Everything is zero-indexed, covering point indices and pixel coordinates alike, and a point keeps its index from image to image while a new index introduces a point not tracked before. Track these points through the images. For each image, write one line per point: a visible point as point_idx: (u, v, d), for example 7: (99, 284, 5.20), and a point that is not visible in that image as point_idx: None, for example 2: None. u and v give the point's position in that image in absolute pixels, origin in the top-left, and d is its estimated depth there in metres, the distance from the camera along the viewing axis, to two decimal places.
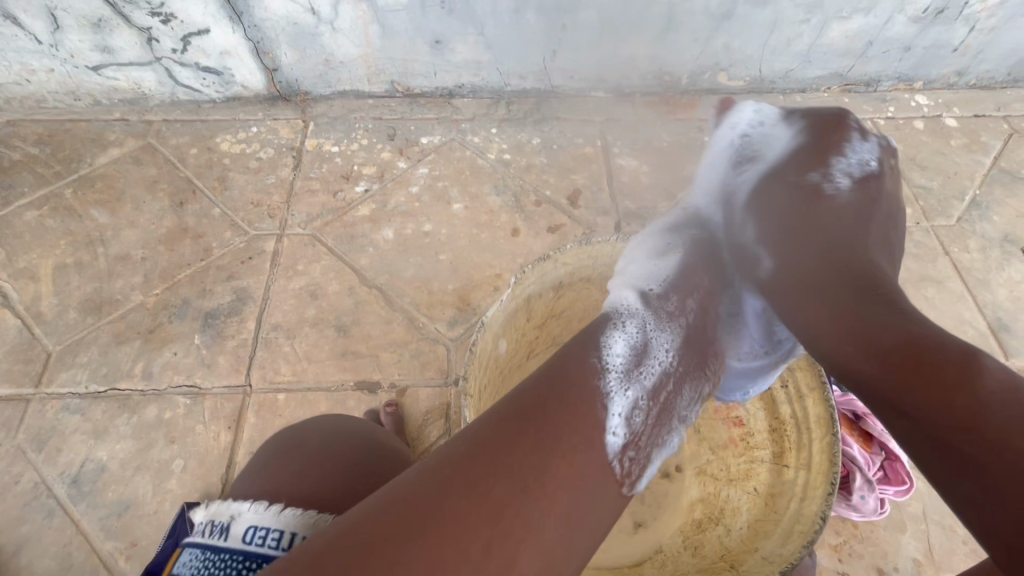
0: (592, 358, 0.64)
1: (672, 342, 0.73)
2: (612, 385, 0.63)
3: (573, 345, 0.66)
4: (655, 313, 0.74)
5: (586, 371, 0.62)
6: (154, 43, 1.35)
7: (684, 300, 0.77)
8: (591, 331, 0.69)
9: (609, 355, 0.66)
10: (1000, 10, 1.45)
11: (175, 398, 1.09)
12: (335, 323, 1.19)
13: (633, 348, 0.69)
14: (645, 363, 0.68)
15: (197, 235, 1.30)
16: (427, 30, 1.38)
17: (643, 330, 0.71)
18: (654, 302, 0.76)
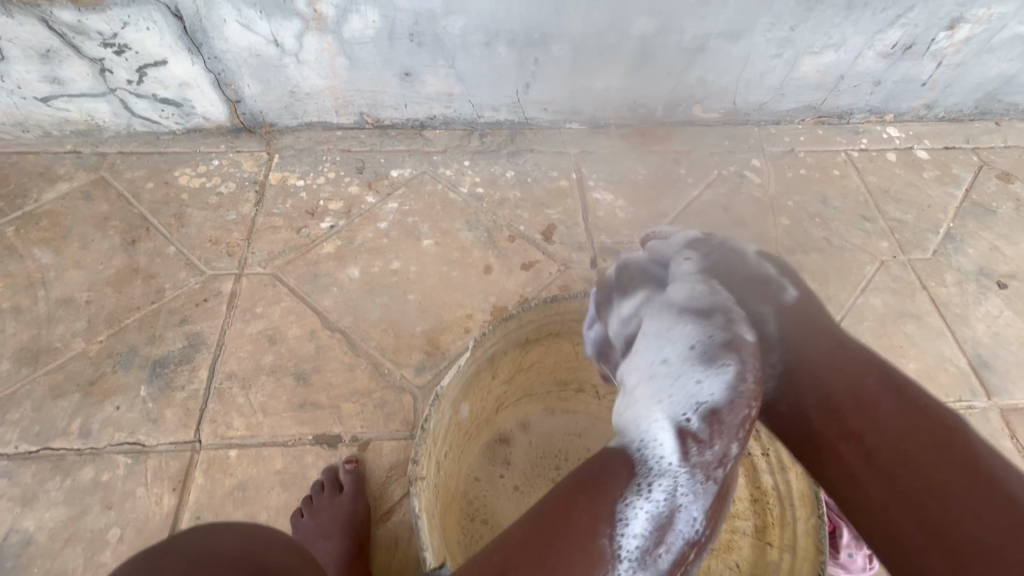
0: (598, 537, 0.59)
1: (695, 481, 0.67)
2: (619, 573, 0.59)
3: (584, 513, 0.61)
4: (679, 464, 0.68)
5: (583, 546, 0.58)
6: (108, 74, 1.29)
7: (699, 417, 0.70)
8: (608, 490, 0.64)
9: (622, 536, 0.61)
10: (966, 46, 1.47)
11: (115, 458, 1.01)
12: (295, 370, 1.12)
13: (620, 448, 0.69)
14: (667, 533, 0.64)
15: (148, 276, 1.23)
16: (396, 62, 1.35)
17: (666, 492, 0.65)
18: (686, 442, 0.69)
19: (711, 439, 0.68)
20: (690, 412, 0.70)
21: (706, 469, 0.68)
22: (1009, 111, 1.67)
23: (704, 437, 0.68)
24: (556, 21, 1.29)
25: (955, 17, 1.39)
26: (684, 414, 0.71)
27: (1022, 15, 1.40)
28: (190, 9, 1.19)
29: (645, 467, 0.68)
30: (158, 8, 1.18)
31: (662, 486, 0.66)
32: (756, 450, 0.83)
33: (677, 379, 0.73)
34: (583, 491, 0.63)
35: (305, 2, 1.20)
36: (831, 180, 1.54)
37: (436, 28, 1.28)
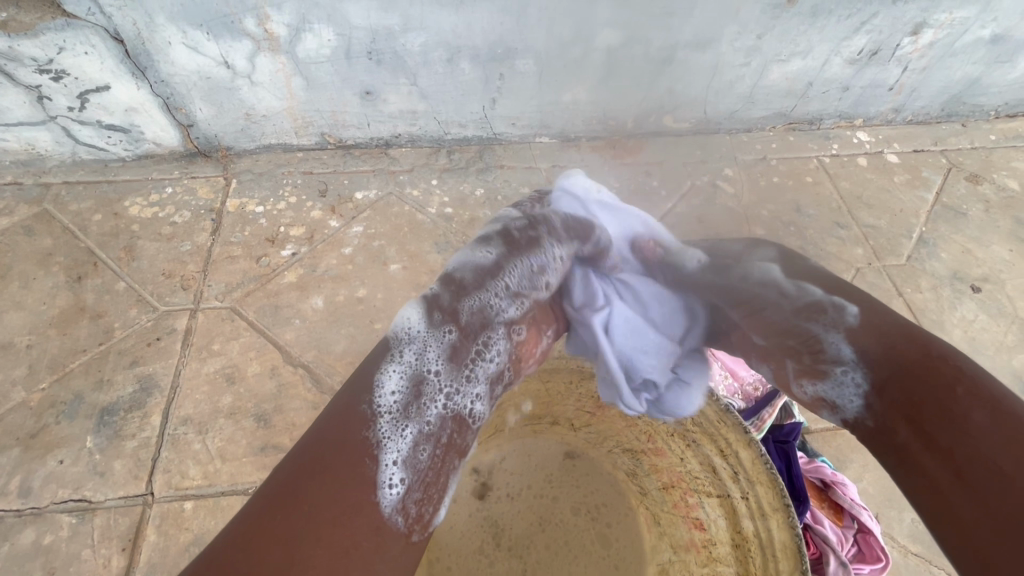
0: (359, 407, 0.63)
1: (442, 351, 0.72)
2: (383, 432, 0.63)
3: (339, 400, 0.64)
4: (435, 334, 0.72)
5: (347, 424, 0.61)
6: (46, 101, 1.21)
7: (462, 302, 0.74)
8: (364, 372, 0.68)
9: (379, 397, 0.65)
10: (930, 50, 1.47)
11: (58, 518, 0.94)
12: (255, 412, 1.06)
13: (408, 379, 0.69)
14: (426, 394, 0.69)
15: (95, 314, 1.15)
16: (355, 81, 1.30)
17: (419, 361, 0.71)
18: (439, 317, 0.73)
19: (486, 317, 0.75)
20: (438, 292, 0.75)
21: (453, 349, 0.72)
22: (974, 112, 1.68)
23: (476, 297, 0.75)
24: (518, 35, 1.25)
25: (919, 22, 1.39)
26: (436, 292, 0.75)
27: (983, 18, 1.41)
28: (131, 32, 1.13)
29: (400, 342, 0.71)
30: (96, 32, 1.11)
31: (427, 365, 0.71)
32: (736, 492, 0.70)
33: (455, 274, 0.77)
34: (352, 383, 0.66)
35: (255, 22, 1.14)
36: (804, 187, 1.52)
37: (395, 46, 1.24)
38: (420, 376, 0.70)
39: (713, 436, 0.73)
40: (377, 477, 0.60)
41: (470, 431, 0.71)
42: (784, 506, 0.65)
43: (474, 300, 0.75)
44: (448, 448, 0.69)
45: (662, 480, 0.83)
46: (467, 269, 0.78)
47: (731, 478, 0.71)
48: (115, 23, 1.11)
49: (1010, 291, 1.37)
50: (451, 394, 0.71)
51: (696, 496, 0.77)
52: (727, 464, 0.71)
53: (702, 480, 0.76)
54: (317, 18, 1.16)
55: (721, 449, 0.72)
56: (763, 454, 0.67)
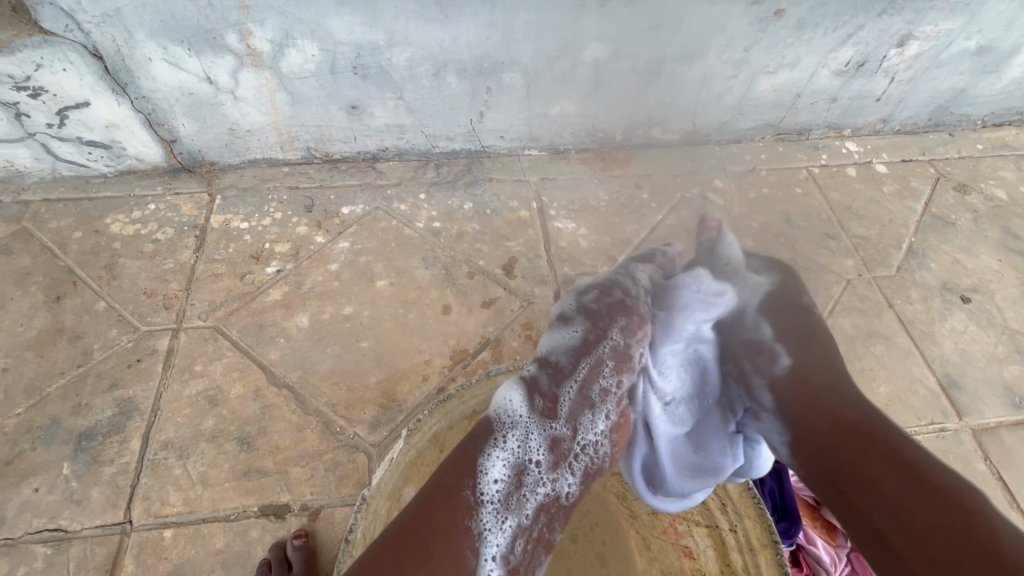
0: (466, 493, 0.66)
1: (545, 441, 0.75)
2: (486, 521, 0.66)
3: (450, 473, 0.67)
4: (540, 421, 0.75)
5: (453, 509, 0.64)
6: (24, 118, 1.19)
7: (562, 386, 0.78)
8: (471, 453, 0.70)
9: (484, 483, 0.68)
10: (917, 62, 1.48)
11: (33, 549, 0.92)
12: (238, 434, 1.04)
13: (512, 466, 0.71)
14: (527, 483, 0.72)
15: (74, 336, 1.13)
16: (340, 95, 1.28)
17: (521, 449, 0.73)
18: (541, 402, 0.76)
19: (581, 418, 0.77)
20: (539, 377, 0.79)
21: (557, 445, 0.75)
22: (961, 121, 1.69)
23: (571, 392, 0.78)
24: (505, 49, 1.25)
25: (905, 34, 1.39)
26: (537, 377, 0.79)
27: (968, 30, 1.41)
28: (110, 48, 1.11)
29: (503, 424, 0.74)
30: (74, 48, 1.09)
31: (529, 455, 0.73)
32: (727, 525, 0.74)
33: (549, 358, 0.82)
34: (458, 463, 0.69)
35: (237, 37, 1.13)
36: (794, 198, 1.52)
37: (380, 61, 1.22)
38: (521, 462, 0.72)
39: None
40: (476, 569, 0.63)
41: (562, 522, 0.75)
42: (772, 540, 0.69)
43: (574, 396, 0.78)
44: (538, 543, 0.72)
45: (653, 506, 0.84)
46: (561, 355, 0.82)
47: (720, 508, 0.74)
48: (94, 40, 1.09)
49: (1000, 301, 1.37)
50: (547, 482, 0.74)
51: (686, 523, 0.80)
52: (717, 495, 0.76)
53: (691, 508, 0.81)
54: (301, 34, 1.14)
55: None
56: (751, 488, 0.75)
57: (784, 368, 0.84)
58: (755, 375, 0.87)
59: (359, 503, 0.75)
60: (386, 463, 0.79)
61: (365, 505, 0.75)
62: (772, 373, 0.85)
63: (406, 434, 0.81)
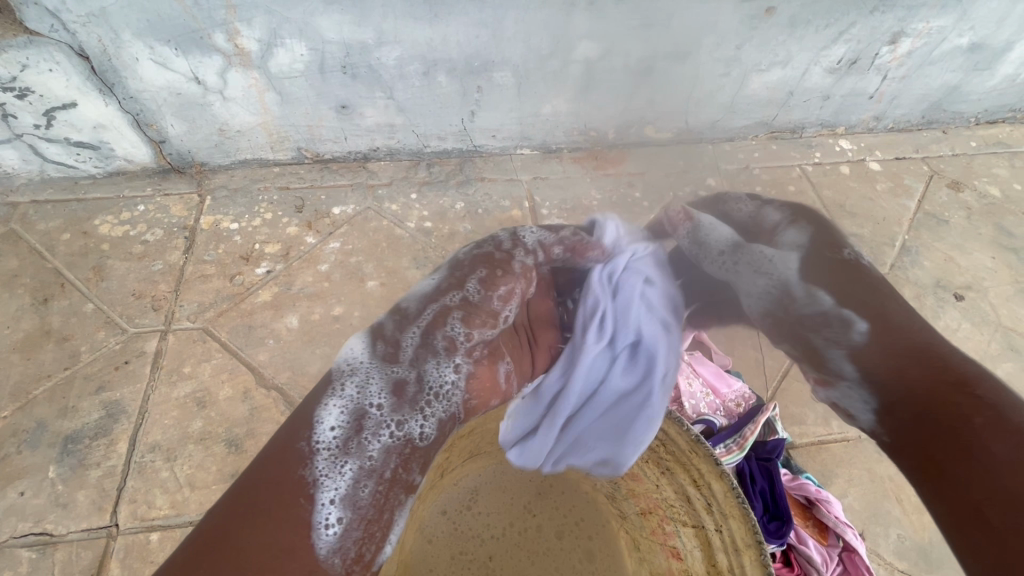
0: (300, 443, 0.68)
1: (385, 388, 0.80)
2: (321, 467, 0.67)
3: (285, 430, 0.71)
4: (379, 368, 0.82)
5: (289, 457, 0.67)
6: (11, 119, 1.18)
7: (405, 336, 0.86)
8: (307, 407, 0.74)
9: (320, 431, 0.71)
10: (909, 59, 1.47)
11: (18, 553, 0.91)
12: (226, 436, 1.03)
13: (351, 414, 0.75)
14: (369, 427, 0.75)
15: (61, 338, 1.12)
16: (330, 95, 1.28)
17: (360, 397, 0.77)
18: (382, 352, 0.84)
19: (420, 363, 0.83)
20: (388, 332, 0.87)
21: (397, 390, 0.80)
22: (955, 119, 1.68)
23: (419, 345, 0.85)
24: (494, 48, 1.24)
25: (897, 31, 1.39)
26: (386, 330, 0.88)
27: (960, 27, 1.41)
28: (96, 49, 1.10)
29: (343, 378, 0.80)
30: (60, 48, 1.09)
31: (369, 401, 0.77)
32: (711, 526, 0.68)
33: (401, 307, 0.92)
34: (297, 419, 0.73)
35: (225, 37, 1.12)
36: (787, 197, 1.51)
37: (370, 60, 1.22)
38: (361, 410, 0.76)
39: (687, 465, 0.71)
40: (312, 512, 0.64)
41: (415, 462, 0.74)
42: (756, 542, 0.63)
43: (414, 345, 0.85)
44: (392, 483, 0.72)
45: (641, 506, 0.80)
46: (416, 309, 0.91)
47: (704, 507, 0.69)
48: (80, 40, 1.08)
49: (993, 299, 1.37)
50: (395, 425, 0.77)
51: (673, 524, 0.75)
52: (699, 494, 0.70)
53: (677, 508, 0.74)
54: (289, 33, 1.14)
55: (694, 479, 0.71)
56: (734, 487, 0.66)
57: (864, 333, 0.82)
58: (833, 345, 0.86)
59: None
60: None
61: None
62: (851, 342, 0.83)
63: None
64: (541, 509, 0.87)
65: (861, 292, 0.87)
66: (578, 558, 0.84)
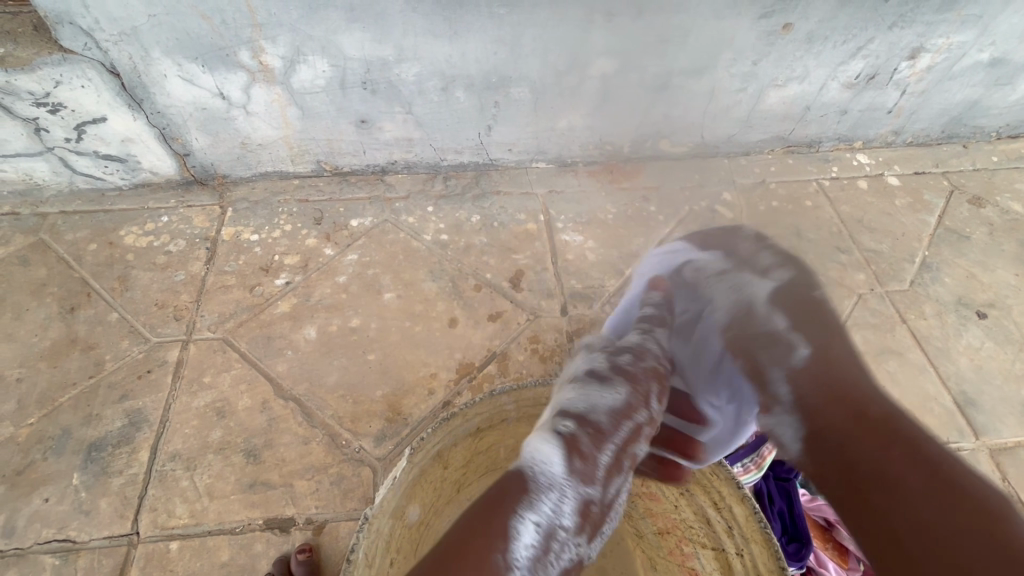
0: (495, 558, 0.57)
1: (576, 506, 0.67)
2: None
3: (473, 535, 0.59)
4: (572, 483, 0.68)
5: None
6: (43, 133, 1.21)
7: (603, 450, 0.72)
8: (502, 513, 0.62)
9: (517, 548, 0.59)
10: (929, 74, 1.46)
11: (42, 559, 0.93)
12: (244, 447, 1.04)
13: (543, 532, 0.63)
14: (555, 546, 0.63)
15: (87, 346, 1.14)
16: (350, 110, 1.30)
17: (554, 513, 0.65)
18: (575, 459, 0.69)
19: (611, 480, 0.71)
20: (580, 437, 0.71)
21: (583, 510, 0.68)
22: (975, 133, 1.66)
23: (614, 465, 0.72)
24: (512, 64, 1.26)
25: (916, 46, 1.38)
26: (577, 436, 0.71)
27: (980, 43, 1.40)
28: (127, 66, 1.14)
29: (537, 485, 0.66)
30: (92, 65, 1.12)
31: (560, 520, 0.65)
32: (732, 549, 0.68)
33: (590, 416, 0.75)
34: (487, 511, 0.62)
35: (250, 54, 1.15)
36: (805, 212, 1.50)
37: (390, 76, 1.24)
38: (551, 526, 0.64)
39: (705, 485, 0.72)
40: None
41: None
42: (779, 567, 0.62)
43: (615, 454, 0.72)
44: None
45: (659, 525, 0.81)
46: (601, 411, 0.76)
47: (725, 530, 0.69)
48: (111, 57, 1.12)
49: (1018, 317, 1.34)
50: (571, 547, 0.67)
51: (691, 545, 0.76)
52: (719, 516, 0.70)
53: (696, 530, 0.74)
54: (312, 50, 1.16)
55: (715, 500, 0.71)
56: (757, 511, 0.65)
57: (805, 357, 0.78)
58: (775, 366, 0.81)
59: (359, 524, 0.63)
60: (389, 480, 0.67)
61: (366, 527, 0.63)
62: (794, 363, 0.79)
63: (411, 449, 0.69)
64: None
65: (819, 321, 0.83)
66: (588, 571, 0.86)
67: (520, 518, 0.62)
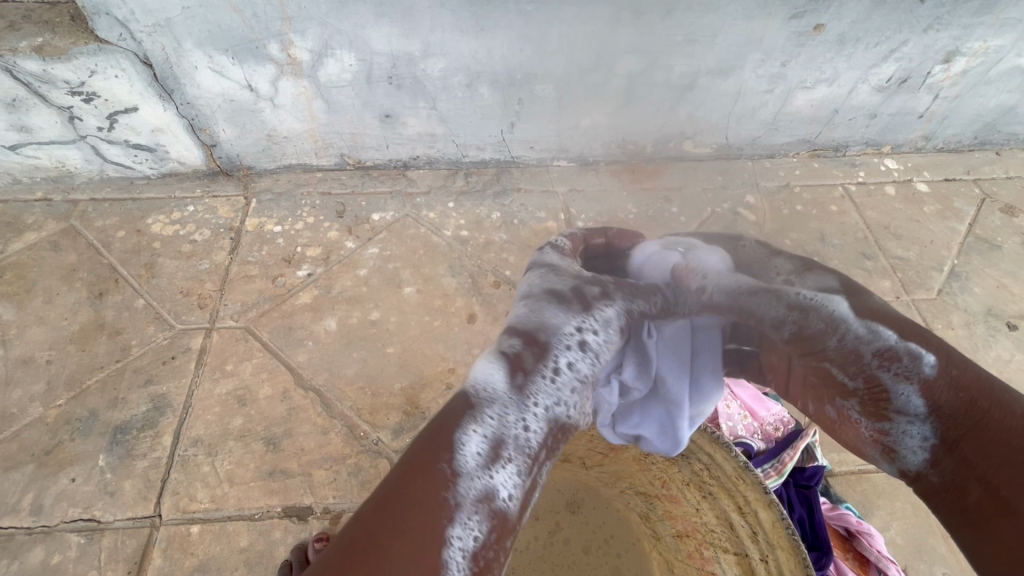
0: (444, 463, 0.60)
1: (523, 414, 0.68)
2: (463, 493, 0.59)
3: (424, 447, 0.61)
4: (517, 393, 0.69)
5: (427, 483, 0.58)
6: (76, 121, 1.24)
7: (550, 357, 0.73)
8: (447, 424, 0.64)
9: (460, 456, 0.62)
10: (963, 78, 1.43)
11: (67, 537, 0.95)
12: (265, 435, 1.06)
13: (491, 440, 0.64)
14: (505, 459, 0.64)
15: (114, 331, 1.17)
16: (375, 104, 1.31)
17: (501, 422, 0.66)
18: (523, 373, 0.70)
19: (556, 382, 0.72)
20: (522, 353, 0.73)
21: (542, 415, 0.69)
22: (1009, 141, 1.62)
23: (547, 372, 0.72)
24: (538, 61, 1.25)
25: (951, 50, 1.35)
26: (521, 352, 0.73)
27: (1019, 47, 1.36)
28: (160, 57, 1.16)
29: (482, 401, 0.68)
30: (126, 56, 1.14)
31: (510, 426, 0.67)
32: (756, 554, 0.73)
33: (531, 331, 0.76)
34: (428, 439, 0.63)
35: (279, 47, 1.16)
36: (829, 216, 1.48)
37: (415, 71, 1.24)
38: (500, 431, 0.66)
39: (735, 493, 0.74)
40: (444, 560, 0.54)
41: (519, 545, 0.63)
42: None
43: (558, 357, 0.73)
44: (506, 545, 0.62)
45: (677, 528, 0.85)
46: (541, 327, 0.76)
47: (750, 536, 0.73)
48: (145, 48, 1.14)
49: None
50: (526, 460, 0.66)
51: (712, 550, 0.81)
52: (743, 522, 0.73)
53: (717, 534, 0.79)
54: (339, 44, 1.17)
55: (740, 505, 0.74)
56: (784, 518, 0.68)
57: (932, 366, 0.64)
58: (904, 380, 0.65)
59: None
60: None
61: None
62: (922, 374, 0.64)
63: None
64: (572, 527, 0.95)
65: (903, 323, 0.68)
66: (604, 570, 0.92)
67: (462, 438, 0.63)
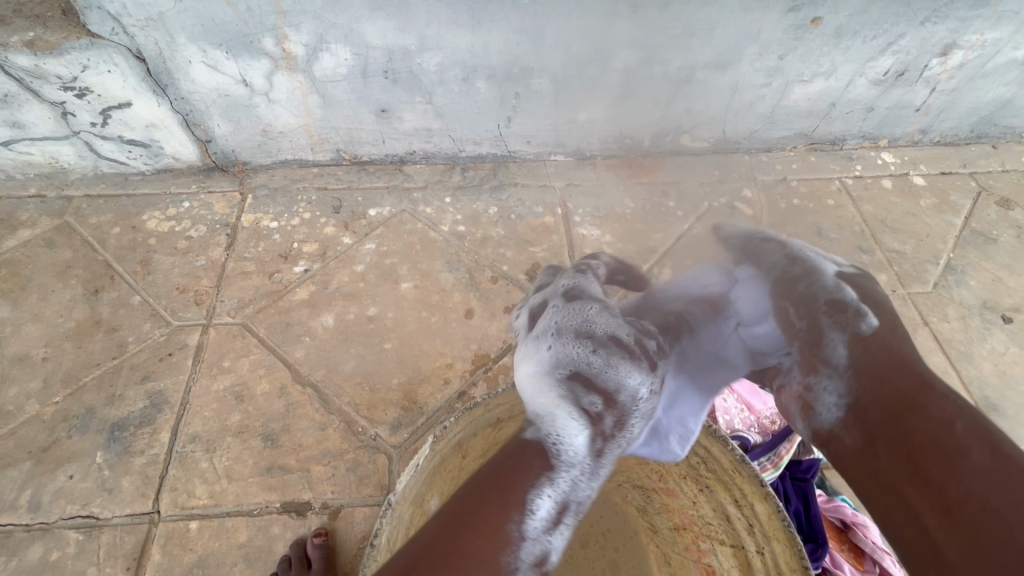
0: (516, 526, 0.61)
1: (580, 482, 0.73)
2: (528, 556, 0.62)
3: (500, 502, 0.62)
4: (585, 462, 0.73)
5: (495, 543, 0.59)
6: (70, 117, 1.23)
7: (613, 425, 0.77)
8: (521, 483, 0.65)
9: (530, 519, 0.64)
10: (960, 71, 1.43)
11: (65, 534, 0.95)
12: (262, 431, 1.06)
13: (556, 507, 0.68)
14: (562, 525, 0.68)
15: (110, 328, 1.16)
16: (371, 99, 1.30)
17: (567, 489, 0.70)
18: (593, 444, 0.74)
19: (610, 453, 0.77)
20: (599, 417, 0.76)
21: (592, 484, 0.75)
22: (1005, 133, 1.63)
23: (613, 442, 0.77)
24: (535, 55, 1.24)
25: (949, 43, 1.35)
26: (598, 417, 0.76)
27: (1016, 40, 1.36)
28: (153, 51, 1.15)
29: (557, 462, 0.70)
30: (118, 50, 1.13)
31: (571, 495, 0.71)
32: (753, 546, 0.73)
33: (601, 390, 0.79)
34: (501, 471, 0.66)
35: (273, 42, 1.15)
36: (826, 210, 1.48)
37: (411, 65, 1.24)
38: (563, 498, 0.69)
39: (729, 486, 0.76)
40: None
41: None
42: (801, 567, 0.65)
43: (618, 430, 0.78)
44: None
45: (675, 520, 0.87)
46: (611, 390, 0.79)
47: (744, 527, 0.74)
48: (138, 42, 1.13)
49: None
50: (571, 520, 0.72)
51: (709, 542, 0.81)
52: (737, 513, 0.74)
53: (714, 527, 0.79)
54: (334, 39, 1.16)
55: (735, 498, 0.75)
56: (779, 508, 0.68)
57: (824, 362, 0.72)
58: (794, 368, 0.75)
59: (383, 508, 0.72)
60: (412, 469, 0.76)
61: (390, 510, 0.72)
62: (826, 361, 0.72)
63: (434, 440, 0.78)
64: None
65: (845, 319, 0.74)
66: (601, 564, 0.92)
67: (534, 504, 0.65)
